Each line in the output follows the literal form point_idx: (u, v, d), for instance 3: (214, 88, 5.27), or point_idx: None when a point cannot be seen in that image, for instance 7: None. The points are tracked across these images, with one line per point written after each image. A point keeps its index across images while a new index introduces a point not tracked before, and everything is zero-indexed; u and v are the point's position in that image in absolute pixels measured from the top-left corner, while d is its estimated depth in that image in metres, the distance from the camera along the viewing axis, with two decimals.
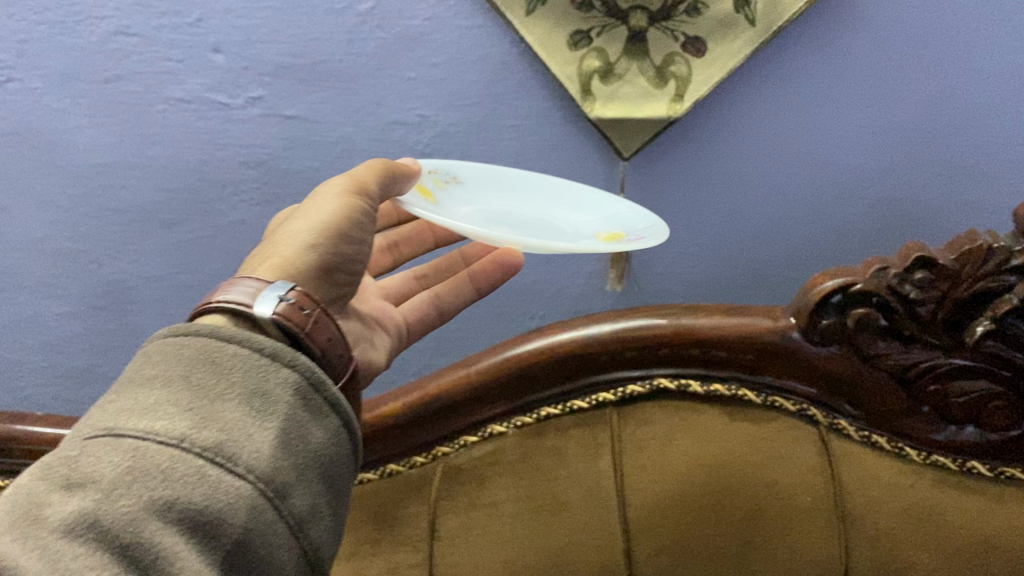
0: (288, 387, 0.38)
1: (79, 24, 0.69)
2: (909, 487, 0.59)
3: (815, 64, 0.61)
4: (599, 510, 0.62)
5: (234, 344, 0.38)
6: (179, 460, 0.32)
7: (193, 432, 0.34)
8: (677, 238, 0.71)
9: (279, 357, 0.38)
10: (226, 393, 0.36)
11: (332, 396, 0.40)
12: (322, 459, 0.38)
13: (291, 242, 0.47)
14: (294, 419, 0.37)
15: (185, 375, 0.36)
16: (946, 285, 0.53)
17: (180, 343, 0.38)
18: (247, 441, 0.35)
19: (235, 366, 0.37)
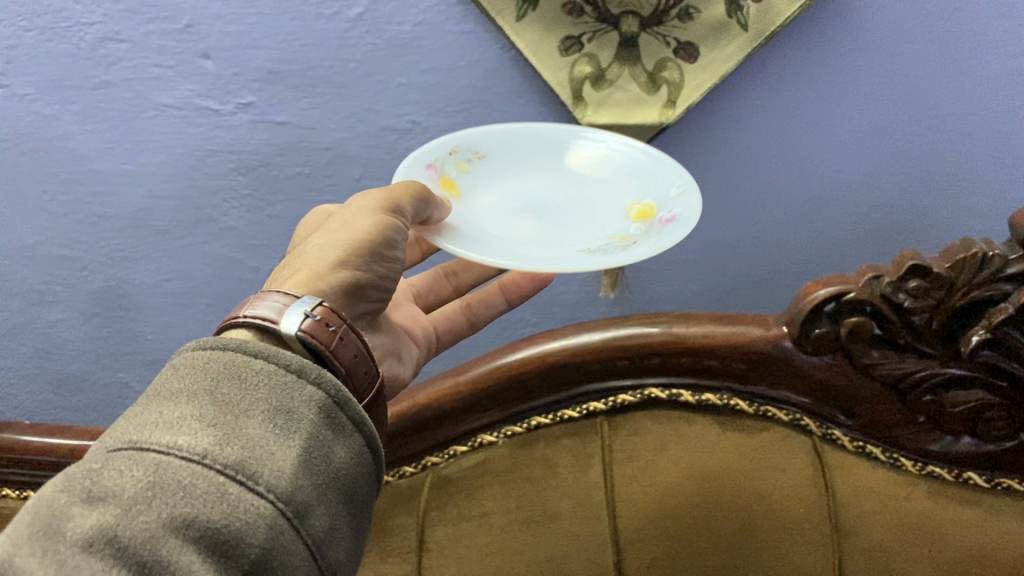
0: (312, 405, 0.37)
1: (69, 31, 0.69)
2: (904, 499, 0.58)
3: (816, 70, 0.60)
4: (589, 521, 0.60)
5: (261, 358, 0.37)
6: (200, 476, 0.32)
7: (216, 448, 0.33)
8: (671, 245, 0.70)
9: (306, 374, 0.38)
10: (251, 410, 0.35)
11: (357, 415, 0.39)
12: (345, 479, 0.37)
13: (322, 258, 0.46)
14: (317, 438, 0.36)
15: (211, 389, 0.35)
16: (941, 293, 0.52)
17: (207, 355, 0.37)
18: (270, 460, 0.34)
19: (261, 382, 0.36)
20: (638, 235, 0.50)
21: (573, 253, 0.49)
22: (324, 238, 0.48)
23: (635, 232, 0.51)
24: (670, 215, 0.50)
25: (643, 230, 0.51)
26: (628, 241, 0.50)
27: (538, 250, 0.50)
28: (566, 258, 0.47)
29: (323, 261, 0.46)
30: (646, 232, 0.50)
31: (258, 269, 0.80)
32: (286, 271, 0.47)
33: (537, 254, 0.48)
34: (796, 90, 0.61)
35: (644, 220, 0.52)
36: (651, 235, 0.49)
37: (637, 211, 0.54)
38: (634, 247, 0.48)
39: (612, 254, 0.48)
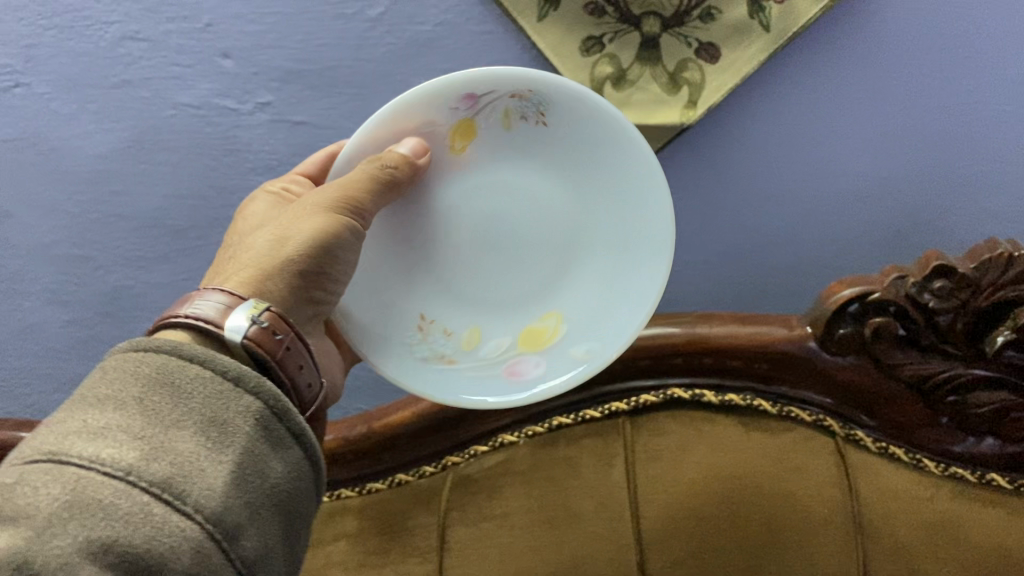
0: (249, 416, 0.37)
1: (89, 29, 0.69)
2: (928, 500, 0.58)
3: (839, 71, 0.60)
4: (613, 521, 0.60)
5: (196, 364, 0.37)
6: (123, 494, 0.32)
7: (142, 464, 0.33)
8: (690, 245, 0.70)
9: (243, 382, 0.38)
10: (183, 421, 0.35)
11: (296, 428, 0.40)
12: (278, 495, 0.38)
13: (269, 259, 0.47)
14: (251, 452, 0.37)
15: (140, 397, 0.35)
16: (967, 294, 0.52)
17: (138, 359, 0.37)
18: (200, 477, 0.34)
19: (195, 392, 0.37)
20: (496, 365, 0.55)
21: (443, 302, 0.57)
22: (268, 234, 0.48)
23: (510, 363, 0.55)
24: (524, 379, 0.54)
25: (500, 359, 0.56)
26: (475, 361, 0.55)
27: (437, 267, 0.56)
28: (418, 311, 0.55)
29: (268, 262, 0.47)
30: (495, 371, 0.55)
31: None
32: (228, 267, 0.47)
33: (426, 280, 0.56)
34: (815, 92, 0.61)
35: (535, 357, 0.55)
36: (483, 384, 0.54)
37: (553, 329, 0.56)
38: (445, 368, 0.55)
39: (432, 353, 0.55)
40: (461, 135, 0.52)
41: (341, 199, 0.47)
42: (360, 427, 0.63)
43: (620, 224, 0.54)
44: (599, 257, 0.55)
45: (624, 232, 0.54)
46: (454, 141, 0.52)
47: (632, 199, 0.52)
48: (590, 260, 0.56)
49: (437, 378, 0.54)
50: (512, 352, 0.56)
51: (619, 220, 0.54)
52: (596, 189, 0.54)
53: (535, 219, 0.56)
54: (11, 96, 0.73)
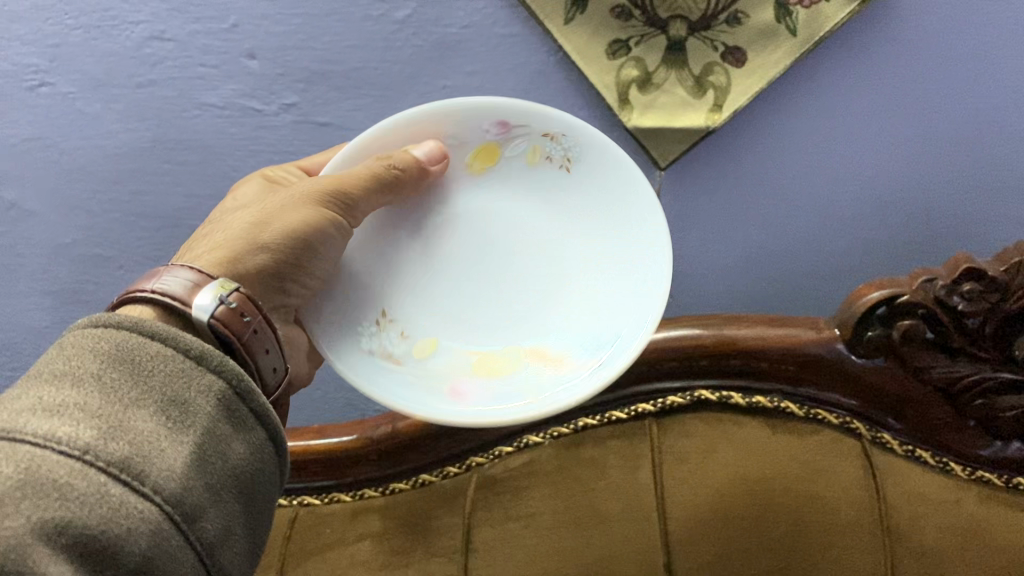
0: (210, 396, 0.38)
1: (115, 29, 0.69)
2: (955, 503, 0.58)
3: (864, 75, 0.60)
4: (639, 521, 0.60)
5: (157, 342, 0.38)
6: (79, 474, 0.32)
7: (99, 443, 0.33)
8: (713, 248, 0.70)
9: (207, 360, 0.38)
10: (142, 400, 0.36)
11: (260, 408, 0.40)
12: (240, 476, 0.38)
13: (249, 240, 0.48)
14: (212, 433, 0.37)
15: (99, 374, 0.36)
16: (996, 297, 0.52)
17: (99, 335, 0.37)
18: (159, 458, 0.35)
19: (155, 370, 0.37)
20: (442, 388, 0.51)
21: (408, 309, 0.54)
22: (251, 216, 0.50)
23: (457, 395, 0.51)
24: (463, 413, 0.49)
25: (444, 384, 0.52)
26: (418, 378, 0.51)
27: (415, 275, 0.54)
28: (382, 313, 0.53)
29: (245, 248, 0.48)
30: (441, 393, 0.51)
31: None
32: (202, 244, 0.48)
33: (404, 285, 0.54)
34: (839, 96, 0.61)
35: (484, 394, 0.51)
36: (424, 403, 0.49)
37: (508, 372, 0.52)
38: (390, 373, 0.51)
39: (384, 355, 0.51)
40: (484, 159, 0.55)
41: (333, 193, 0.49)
42: (385, 427, 0.64)
43: (600, 300, 0.53)
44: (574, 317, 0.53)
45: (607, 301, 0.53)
46: (475, 164, 0.55)
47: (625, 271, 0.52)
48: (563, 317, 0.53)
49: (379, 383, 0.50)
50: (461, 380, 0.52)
51: (603, 288, 0.53)
52: (592, 242, 0.54)
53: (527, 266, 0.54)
54: (36, 95, 0.73)
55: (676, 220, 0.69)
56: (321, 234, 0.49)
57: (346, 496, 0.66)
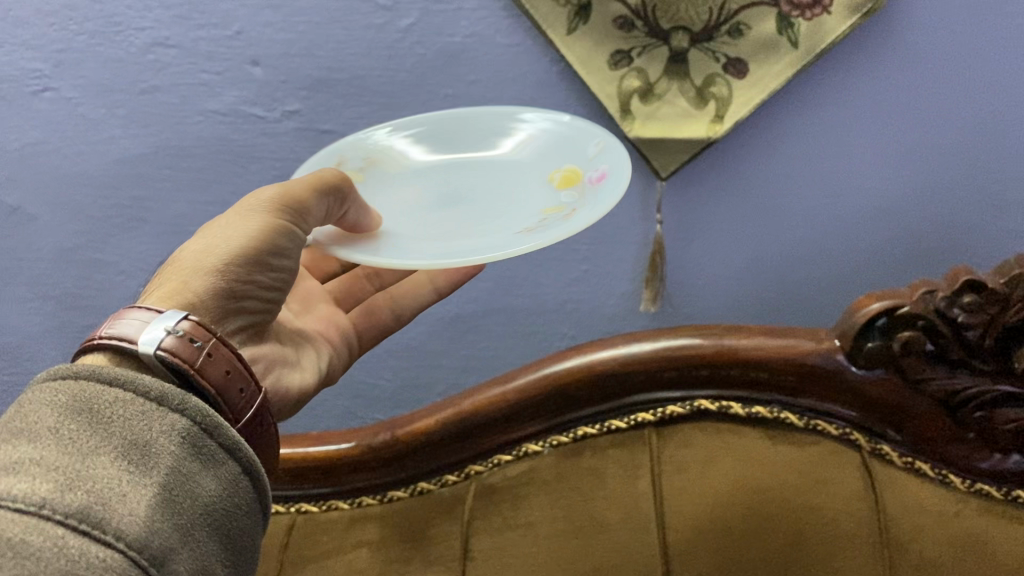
0: (173, 435, 0.36)
1: (119, 35, 0.69)
2: (954, 516, 0.58)
3: (863, 86, 0.60)
4: (638, 531, 0.60)
5: (115, 388, 0.36)
6: (34, 530, 0.29)
7: (56, 495, 0.30)
8: (713, 259, 0.70)
9: (167, 400, 0.36)
10: (100, 447, 0.33)
11: (227, 441, 0.38)
12: (212, 513, 0.36)
13: (201, 268, 0.45)
14: (177, 472, 0.35)
15: (56, 427, 0.33)
16: (996, 310, 0.52)
17: (56, 389, 0.35)
18: (120, 504, 0.32)
19: (114, 417, 0.35)
20: (569, 210, 0.47)
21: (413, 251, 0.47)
22: (196, 245, 0.47)
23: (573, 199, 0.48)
24: (601, 169, 0.49)
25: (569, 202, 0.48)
26: (539, 224, 0.46)
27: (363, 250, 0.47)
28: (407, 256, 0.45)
29: (196, 272, 0.45)
30: (570, 206, 0.47)
31: None
32: (150, 286, 0.45)
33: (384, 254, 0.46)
34: (840, 108, 0.61)
35: (569, 188, 0.51)
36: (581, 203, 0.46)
37: (561, 179, 0.53)
38: (512, 242, 0.43)
39: (462, 251, 0.44)
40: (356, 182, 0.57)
41: (281, 203, 0.48)
42: (384, 435, 0.66)
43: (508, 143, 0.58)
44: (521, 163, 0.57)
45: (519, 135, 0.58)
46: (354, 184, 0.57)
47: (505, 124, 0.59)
48: (515, 178, 0.56)
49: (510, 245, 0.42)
50: (565, 203, 0.49)
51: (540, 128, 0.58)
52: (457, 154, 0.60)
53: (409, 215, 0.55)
54: (39, 100, 0.73)
55: (677, 229, 0.69)
56: (271, 243, 0.48)
57: (344, 504, 0.67)
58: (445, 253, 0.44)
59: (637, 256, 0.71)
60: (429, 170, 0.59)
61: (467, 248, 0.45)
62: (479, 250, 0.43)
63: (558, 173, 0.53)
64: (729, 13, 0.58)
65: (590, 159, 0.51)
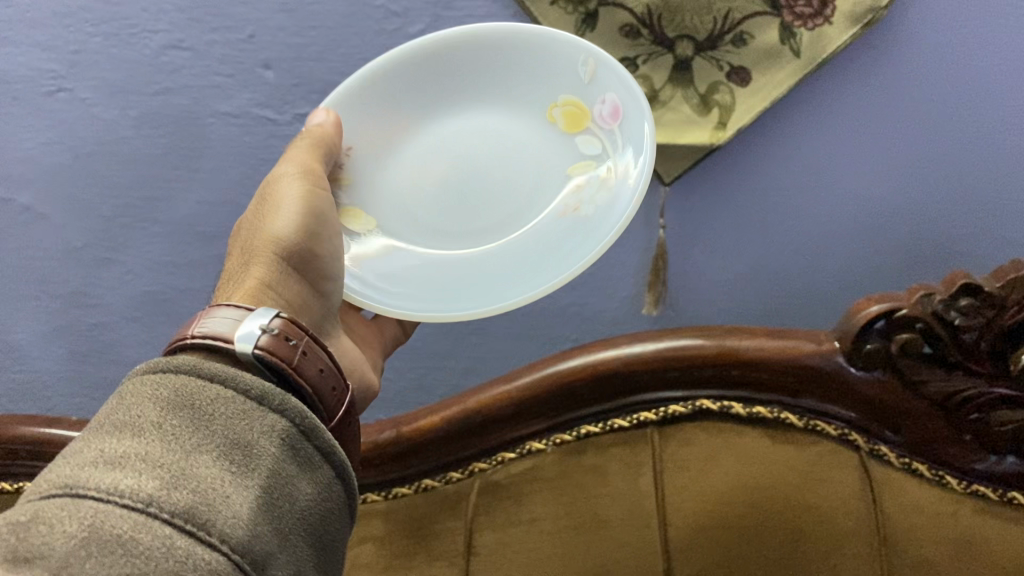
0: (273, 436, 0.36)
1: (134, 37, 0.68)
2: (951, 515, 0.60)
3: (865, 99, 0.62)
4: (641, 529, 0.62)
5: (215, 384, 0.37)
6: (142, 528, 0.30)
7: (162, 493, 0.31)
8: (715, 266, 0.72)
9: (268, 400, 0.37)
10: (204, 446, 0.34)
11: (325, 445, 0.38)
12: (310, 516, 0.36)
13: (264, 260, 0.48)
14: (277, 474, 0.35)
15: (160, 423, 0.34)
16: (991, 312, 0.53)
17: (159, 383, 0.36)
18: (224, 505, 0.32)
19: (216, 414, 0.35)
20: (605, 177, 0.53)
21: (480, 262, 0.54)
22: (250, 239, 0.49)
23: (609, 147, 0.54)
24: (610, 103, 0.53)
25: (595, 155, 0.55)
26: (588, 199, 0.53)
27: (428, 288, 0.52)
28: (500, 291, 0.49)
29: (262, 262, 0.48)
30: (610, 167, 0.53)
31: None
32: (224, 287, 0.47)
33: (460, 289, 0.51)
34: (842, 118, 0.63)
35: (585, 131, 0.55)
36: (621, 172, 0.52)
37: (564, 115, 0.56)
38: (584, 225, 0.51)
39: (551, 256, 0.50)
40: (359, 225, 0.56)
41: (304, 168, 0.51)
42: (389, 432, 0.66)
43: (510, 61, 0.56)
44: (529, 84, 0.57)
45: (522, 41, 0.55)
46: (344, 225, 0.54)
47: (497, 50, 0.56)
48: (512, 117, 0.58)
49: (605, 224, 0.49)
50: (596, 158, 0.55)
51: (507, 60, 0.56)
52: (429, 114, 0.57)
53: (429, 149, 0.58)
54: (53, 100, 0.72)
55: (679, 235, 0.70)
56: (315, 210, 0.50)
57: None
58: (533, 265, 0.51)
59: (638, 263, 0.71)
60: (435, 83, 0.57)
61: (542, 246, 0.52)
62: (566, 244, 0.50)
63: (559, 103, 0.56)
64: (733, 23, 0.59)
65: (592, 87, 0.54)
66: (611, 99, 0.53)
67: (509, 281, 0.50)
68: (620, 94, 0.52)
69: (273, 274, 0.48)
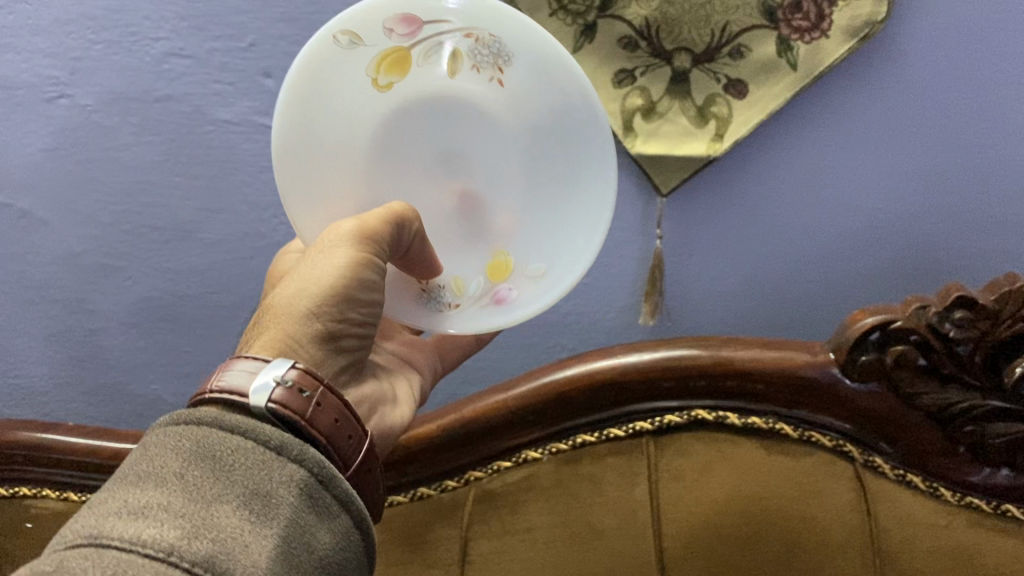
0: (291, 486, 0.37)
1: (136, 45, 0.69)
2: (945, 527, 0.60)
3: (863, 113, 0.62)
4: (635, 538, 0.64)
5: (236, 436, 0.38)
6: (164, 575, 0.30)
7: (183, 541, 0.32)
8: (714, 276, 0.72)
9: (286, 450, 0.38)
10: (224, 495, 0.35)
11: (342, 493, 0.39)
12: (328, 564, 0.37)
13: (295, 314, 0.46)
14: (296, 523, 0.36)
15: (183, 473, 0.35)
16: (985, 325, 0.54)
17: (181, 434, 0.37)
18: (244, 552, 0.33)
19: (236, 465, 0.36)
20: (478, 37, 0.44)
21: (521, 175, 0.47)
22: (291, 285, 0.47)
23: (449, 17, 0.43)
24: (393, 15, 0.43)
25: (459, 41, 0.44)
26: (491, 51, 0.44)
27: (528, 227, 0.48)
28: (600, 148, 0.45)
29: (293, 318, 0.46)
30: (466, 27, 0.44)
31: None
32: (256, 330, 0.46)
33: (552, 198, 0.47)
34: (840, 132, 0.63)
35: (419, 47, 0.44)
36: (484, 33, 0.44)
37: (393, 68, 0.45)
38: (515, 56, 0.44)
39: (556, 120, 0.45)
40: (500, 267, 0.49)
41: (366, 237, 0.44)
42: None
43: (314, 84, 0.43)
44: (356, 87, 0.44)
45: (302, 88, 0.43)
46: (505, 253, 0.49)
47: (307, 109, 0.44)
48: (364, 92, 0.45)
49: (507, 23, 0.43)
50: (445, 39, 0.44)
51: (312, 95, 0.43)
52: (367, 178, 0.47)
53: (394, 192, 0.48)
54: (54, 107, 0.72)
55: (676, 246, 0.70)
56: (359, 281, 0.46)
57: None
58: (565, 111, 0.45)
59: (636, 274, 0.71)
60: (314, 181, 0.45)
61: (524, 105, 0.45)
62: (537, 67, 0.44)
63: (376, 65, 0.44)
64: (730, 36, 0.60)
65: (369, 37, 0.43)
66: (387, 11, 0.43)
67: (583, 133, 0.45)
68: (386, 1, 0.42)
69: (301, 331, 0.46)
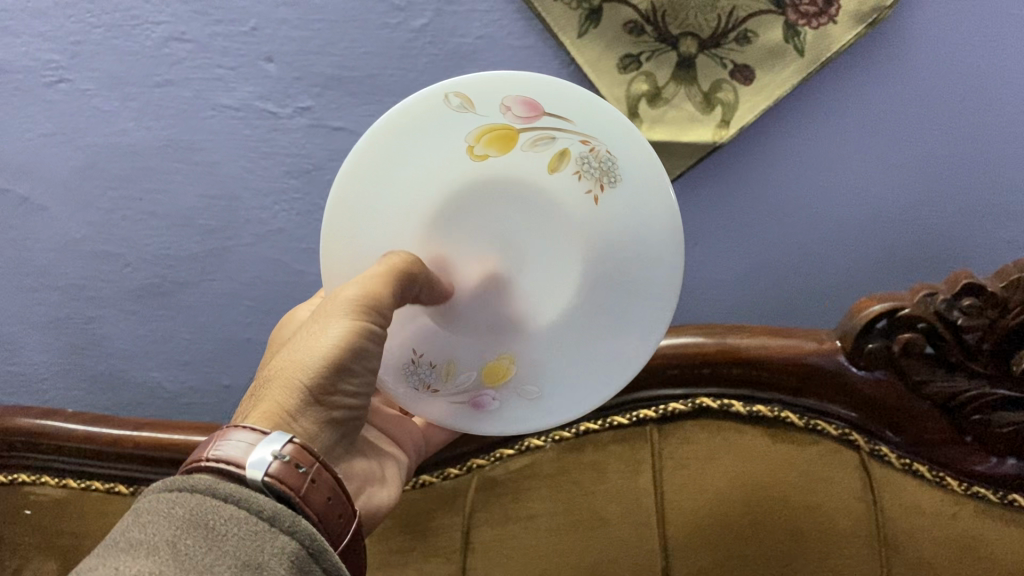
0: (283, 558, 0.37)
1: (136, 29, 0.68)
2: (953, 517, 0.60)
3: (873, 98, 0.62)
4: (639, 526, 0.63)
5: (230, 505, 0.38)
6: None
7: None
8: (718, 263, 0.71)
9: (279, 522, 0.38)
10: (216, 565, 0.34)
11: (331, 568, 0.39)
12: None
13: (291, 386, 0.45)
14: None
15: (175, 541, 0.35)
16: (994, 313, 0.53)
17: (174, 501, 0.37)
18: None
19: (229, 534, 0.36)
20: (594, 146, 0.45)
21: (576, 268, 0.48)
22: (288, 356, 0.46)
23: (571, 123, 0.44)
24: (518, 101, 0.43)
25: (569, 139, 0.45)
26: (601, 166, 0.45)
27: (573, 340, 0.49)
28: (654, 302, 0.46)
29: (288, 389, 0.45)
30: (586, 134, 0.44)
31: (304, 273, 0.77)
32: (253, 399, 0.46)
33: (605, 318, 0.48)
34: (848, 118, 0.63)
35: (531, 131, 0.45)
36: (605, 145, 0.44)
37: (495, 139, 0.45)
38: (621, 179, 0.45)
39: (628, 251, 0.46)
40: (498, 371, 0.51)
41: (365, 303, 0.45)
42: None
43: (416, 127, 0.43)
44: (453, 144, 0.45)
45: (402, 124, 0.43)
46: (507, 359, 0.51)
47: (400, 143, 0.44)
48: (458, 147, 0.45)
49: (625, 151, 0.44)
50: (559, 135, 0.45)
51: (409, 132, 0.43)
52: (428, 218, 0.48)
53: (450, 238, 0.49)
54: (54, 91, 0.72)
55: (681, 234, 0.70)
56: (355, 347, 0.46)
57: None
58: (643, 248, 0.46)
59: None
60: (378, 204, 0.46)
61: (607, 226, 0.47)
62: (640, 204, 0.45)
63: (478, 134, 0.45)
64: (737, 21, 0.59)
65: (484, 109, 0.43)
66: (515, 96, 0.43)
67: (644, 281, 0.46)
68: (521, 91, 0.42)
69: (295, 404, 0.45)
